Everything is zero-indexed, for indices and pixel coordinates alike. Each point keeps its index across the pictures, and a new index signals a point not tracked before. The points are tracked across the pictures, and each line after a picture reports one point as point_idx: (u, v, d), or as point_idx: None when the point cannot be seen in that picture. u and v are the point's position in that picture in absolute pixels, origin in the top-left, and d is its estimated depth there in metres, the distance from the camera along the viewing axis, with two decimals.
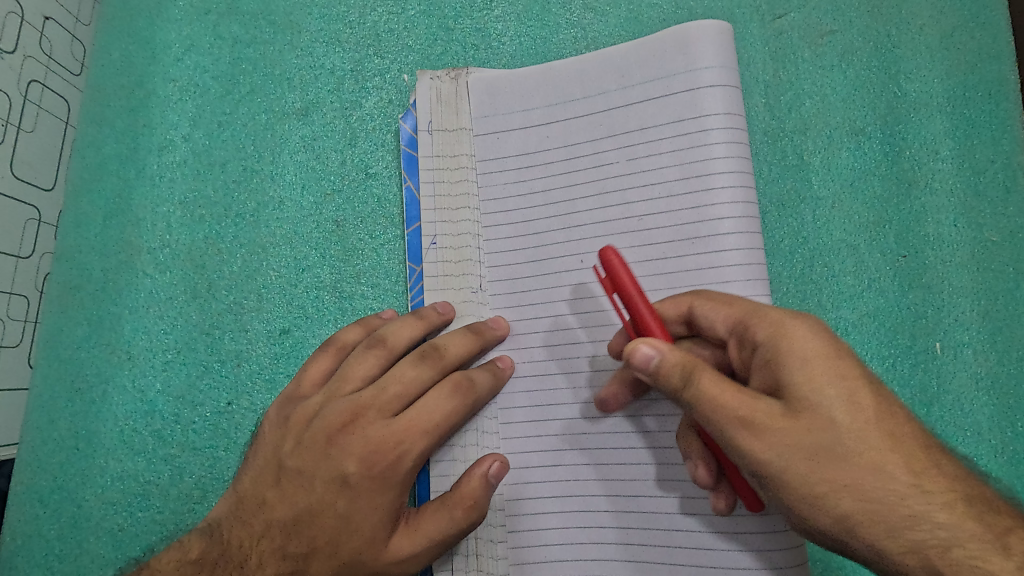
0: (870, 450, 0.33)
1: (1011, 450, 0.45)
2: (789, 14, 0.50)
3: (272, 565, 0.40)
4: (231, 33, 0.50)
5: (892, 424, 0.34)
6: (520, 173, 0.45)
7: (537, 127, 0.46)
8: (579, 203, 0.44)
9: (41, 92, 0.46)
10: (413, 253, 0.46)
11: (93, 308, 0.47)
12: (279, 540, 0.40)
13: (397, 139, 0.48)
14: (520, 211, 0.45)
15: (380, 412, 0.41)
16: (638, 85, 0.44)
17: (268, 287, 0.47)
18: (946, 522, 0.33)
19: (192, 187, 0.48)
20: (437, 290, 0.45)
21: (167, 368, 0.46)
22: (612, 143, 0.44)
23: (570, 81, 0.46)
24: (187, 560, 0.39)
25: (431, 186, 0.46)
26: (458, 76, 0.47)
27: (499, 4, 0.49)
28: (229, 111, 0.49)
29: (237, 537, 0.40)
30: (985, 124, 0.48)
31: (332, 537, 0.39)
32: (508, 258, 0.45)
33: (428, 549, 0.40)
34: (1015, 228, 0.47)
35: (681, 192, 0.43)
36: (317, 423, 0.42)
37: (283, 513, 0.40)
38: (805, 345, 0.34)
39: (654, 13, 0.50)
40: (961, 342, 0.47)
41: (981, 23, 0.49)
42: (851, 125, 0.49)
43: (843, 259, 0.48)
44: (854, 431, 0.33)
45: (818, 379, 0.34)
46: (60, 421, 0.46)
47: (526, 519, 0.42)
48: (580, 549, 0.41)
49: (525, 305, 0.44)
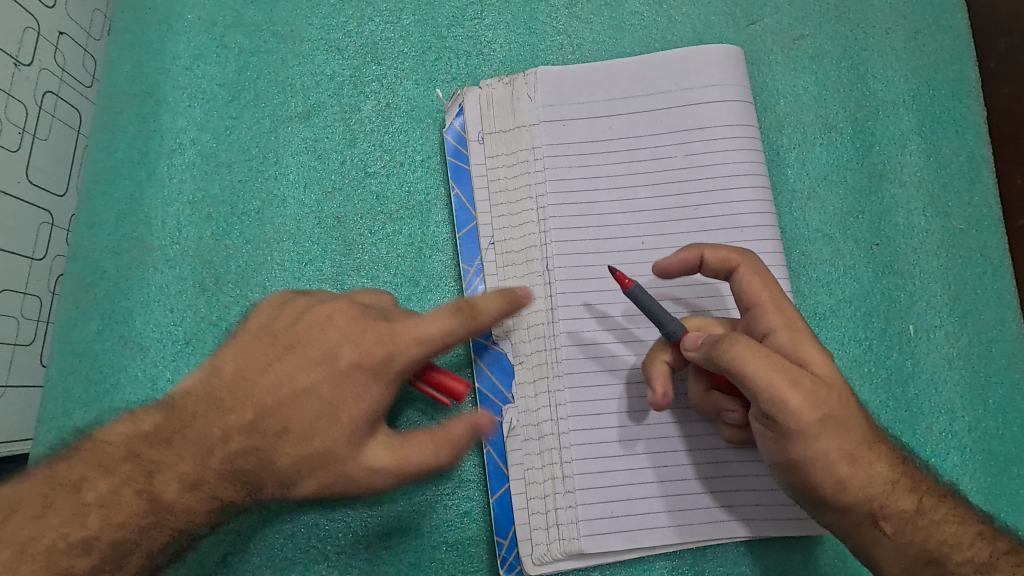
0: (855, 420, 0.37)
1: (984, 425, 0.48)
2: (763, 20, 0.53)
3: (235, 439, 0.39)
4: (236, 43, 0.52)
5: (858, 402, 0.38)
6: (585, 160, 0.48)
7: (600, 120, 0.49)
8: (639, 189, 0.48)
9: (56, 103, 0.49)
10: (470, 253, 0.49)
11: (106, 304, 0.49)
12: (248, 417, 0.40)
13: (442, 150, 0.51)
14: (585, 196, 0.48)
15: (342, 315, 0.41)
16: (695, 89, 0.49)
17: (273, 280, 0.49)
18: (889, 478, 0.38)
19: (200, 187, 0.51)
20: (500, 282, 0.48)
21: (177, 357, 0.48)
22: (671, 138, 0.48)
23: (631, 81, 0.49)
24: (134, 433, 0.40)
25: (488, 185, 0.49)
26: (513, 80, 0.49)
27: (489, 13, 0.52)
28: (235, 117, 0.51)
29: (196, 410, 0.40)
30: (949, 121, 0.52)
31: (311, 421, 0.39)
32: (574, 240, 0.47)
33: (402, 475, 0.40)
34: (980, 215, 0.50)
35: (730, 186, 0.47)
36: (304, 315, 0.42)
37: (251, 376, 0.40)
38: (804, 335, 0.38)
39: (636, 20, 0.53)
40: (934, 325, 0.49)
41: (941, 26, 0.53)
42: (823, 123, 0.52)
43: (819, 246, 0.51)
44: (847, 404, 0.37)
45: (816, 357, 0.38)
46: (75, 411, 0.48)
47: (568, 495, 0.45)
48: (612, 521, 0.45)
49: (586, 281, 0.47)
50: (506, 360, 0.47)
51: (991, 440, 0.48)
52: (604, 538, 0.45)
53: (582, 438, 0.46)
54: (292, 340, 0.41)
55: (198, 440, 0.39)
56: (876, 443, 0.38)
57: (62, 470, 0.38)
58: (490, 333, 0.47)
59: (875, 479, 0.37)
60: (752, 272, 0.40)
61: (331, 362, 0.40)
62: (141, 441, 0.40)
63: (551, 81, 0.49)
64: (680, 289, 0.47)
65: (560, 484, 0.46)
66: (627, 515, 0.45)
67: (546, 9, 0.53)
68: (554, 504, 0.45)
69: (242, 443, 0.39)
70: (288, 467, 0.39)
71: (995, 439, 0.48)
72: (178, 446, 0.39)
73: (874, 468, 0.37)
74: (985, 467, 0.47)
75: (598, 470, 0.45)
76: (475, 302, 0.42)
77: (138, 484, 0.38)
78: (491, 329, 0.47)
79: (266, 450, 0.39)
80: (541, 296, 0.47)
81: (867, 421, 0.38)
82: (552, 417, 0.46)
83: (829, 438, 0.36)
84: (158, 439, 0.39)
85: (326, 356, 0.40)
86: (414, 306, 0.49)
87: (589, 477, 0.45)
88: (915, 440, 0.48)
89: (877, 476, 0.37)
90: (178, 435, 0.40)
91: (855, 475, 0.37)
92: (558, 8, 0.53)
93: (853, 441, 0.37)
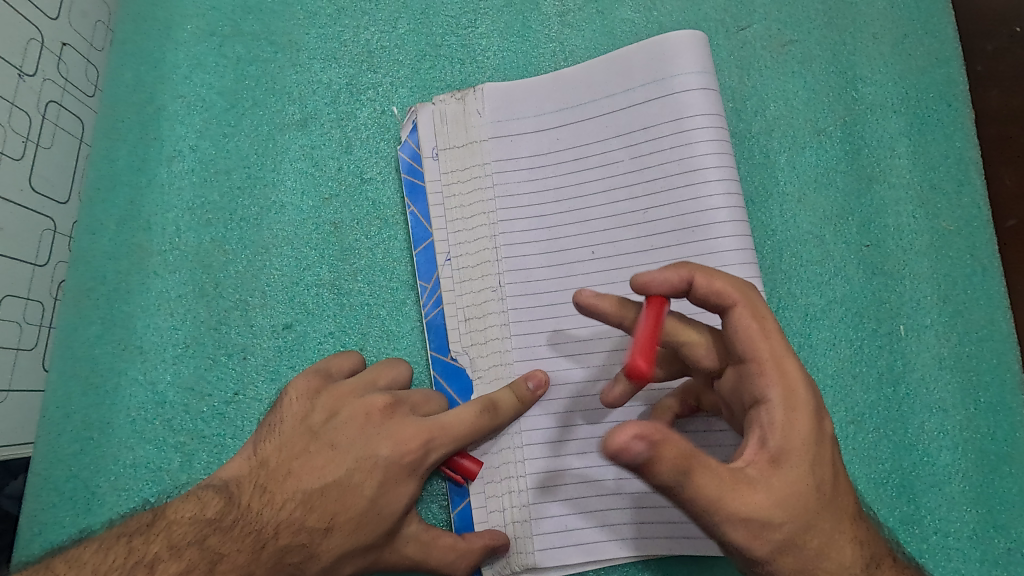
0: (823, 506, 0.34)
1: (976, 425, 0.48)
2: (751, 26, 0.54)
3: (286, 536, 0.41)
4: (235, 53, 0.54)
5: (836, 489, 0.35)
6: (534, 174, 0.49)
7: (548, 131, 0.49)
8: (588, 198, 0.47)
9: (58, 112, 0.50)
10: (425, 271, 0.49)
11: (106, 308, 0.50)
12: (299, 513, 0.42)
13: (397, 167, 0.51)
14: (534, 211, 0.48)
15: (382, 414, 0.44)
16: (640, 88, 0.47)
17: (272, 285, 0.50)
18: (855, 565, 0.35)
19: (199, 193, 0.52)
20: (457, 298, 0.49)
21: (177, 360, 0.49)
22: (618, 143, 0.47)
23: (577, 88, 0.49)
24: (200, 517, 0.40)
25: (443, 201, 0.50)
26: (464, 96, 0.50)
27: (482, 22, 0.53)
28: (235, 124, 0.53)
29: (252, 501, 0.42)
30: (937, 124, 0.52)
31: (354, 515, 0.42)
32: (527, 255, 0.48)
33: (446, 555, 0.44)
34: (968, 217, 0.51)
35: (680, 185, 0.45)
36: (352, 406, 0.44)
37: (298, 471, 0.43)
38: (797, 409, 0.35)
39: (626, 27, 0.54)
40: (925, 325, 0.50)
41: (928, 31, 0.53)
42: (812, 127, 0.53)
43: (810, 248, 0.51)
44: (824, 478, 0.35)
45: (798, 433, 0.35)
46: (75, 414, 0.49)
47: (526, 510, 0.46)
48: (567, 537, 0.45)
49: (540, 295, 0.47)
50: (464, 374, 0.48)
51: (983, 439, 0.48)
52: (561, 551, 0.45)
53: (536, 452, 0.46)
54: (333, 437, 0.44)
55: (253, 533, 0.41)
56: (851, 518, 0.36)
57: (140, 547, 0.38)
58: (449, 348, 0.48)
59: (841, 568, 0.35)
60: (748, 314, 0.37)
61: (373, 461, 0.43)
62: (208, 528, 0.40)
63: (499, 97, 0.50)
64: (635, 296, 0.46)
65: (518, 498, 0.46)
66: (584, 529, 0.45)
67: (538, 17, 0.53)
68: (512, 517, 0.46)
69: (291, 540, 0.41)
70: (330, 562, 0.42)
71: (987, 438, 0.48)
72: (238, 536, 0.40)
73: (845, 547, 0.35)
74: (978, 466, 0.48)
75: (550, 485, 0.46)
76: (495, 400, 0.45)
77: (202, 571, 0.38)
78: (449, 344, 0.48)
79: (311, 544, 0.41)
80: (496, 311, 0.48)
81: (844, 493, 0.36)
82: (509, 432, 0.47)
83: (795, 519, 0.34)
84: (221, 525, 0.40)
85: (371, 453, 0.43)
86: (410, 310, 0.50)
87: (545, 491, 0.46)
88: (907, 440, 0.48)
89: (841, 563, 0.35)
90: (237, 526, 0.41)
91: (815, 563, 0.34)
92: (550, 16, 0.53)
93: (823, 519, 0.35)
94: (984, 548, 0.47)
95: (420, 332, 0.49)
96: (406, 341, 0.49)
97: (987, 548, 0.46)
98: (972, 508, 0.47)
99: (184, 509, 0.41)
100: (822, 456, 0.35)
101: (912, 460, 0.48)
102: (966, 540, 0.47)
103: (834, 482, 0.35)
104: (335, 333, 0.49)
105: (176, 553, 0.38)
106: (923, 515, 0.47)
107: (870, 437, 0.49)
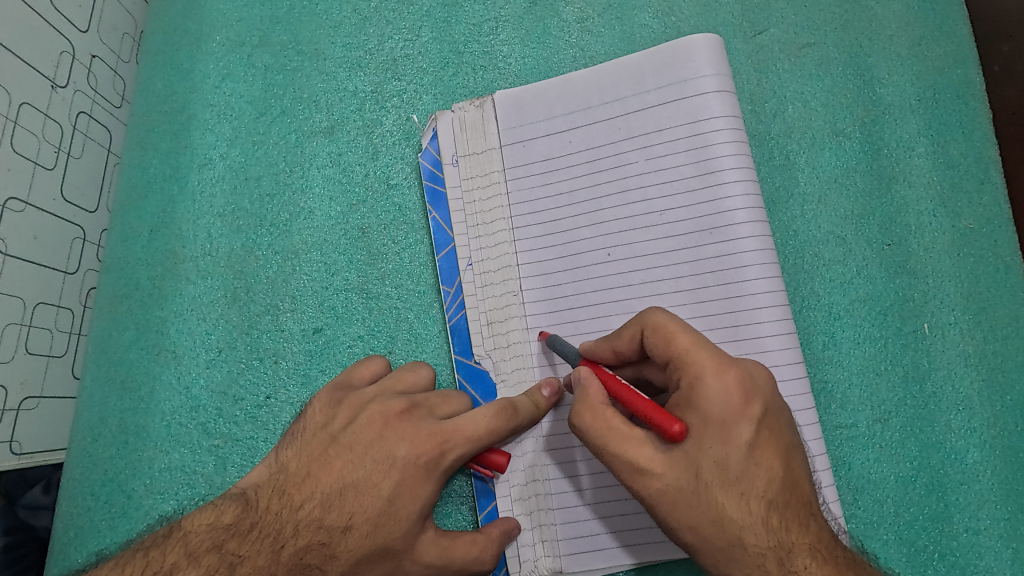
0: (728, 482, 0.37)
1: (1003, 421, 0.48)
2: (768, 30, 0.55)
3: (306, 536, 0.41)
4: (264, 62, 0.54)
5: (750, 469, 0.37)
6: (549, 178, 0.49)
7: (561, 135, 0.49)
8: (602, 201, 0.48)
9: (88, 123, 0.51)
10: (448, 276, 0.50)
11: (140, 314, 0.51)
12: (317, 513, 0.42)
13: (419, 175, 0.52)
14: (550, 214, 0.49)
15: (399, 416, 0.44)
16: (653, 91, 0.47)
17: (301, 290, 0.51)
18: (761, 542, 0.37)
19: (230, 200, 0.53)
20: (478, 303, 0.49)
21: (210, 365, 0.50)
22: (631, 145, 0.48)
23: (590, 93, 0.49)
24: (220, 524, 0.41)
25: (463, 208, 0.50)
26: (483, 102, 0.51)
27: (504, 29, 0.54)
28: (263, 132, 0.53)
29: (270, 504, 0.42)
30: (956, 124, 0.52)
31: (372, 516, 0.42)
32: (545, 259, 0.48)
33: (471, 550, 0.43)
34: (991, 215, 0.51)
35: (696, 187, 0.46)
36: (372, 408, 0.44)
37: (318, 473, 0.43)
38: (712, 395, 0.37)
39: (645, 33, 0.54)
40: (949, 322, 0.50)
41: (945, 31, 0.53)
42: (832, 128, 0.53)
43: (832, 248, 0.52)
44: (730, 454, 0.37)
45: (707, 415, 0.37)
46: (110, 419, 0.50)
47: (551, 513, 0.46)
48: (591, 540, 0.45)
49: (558, 298, 0.48)
50: (488, 377, 0.48)
51: (1011, 435, 0.48)
52: (586, 554, 0.45)
53: (559, 456, 0.46)
54: (353, 441, 0.44)
55: (272, 535, 0.41)
56: (771, 499, 0.37)
57: (157, 557, 0.40)
58: (472, 352, 0.49)
59: (746, 541, 0.37)
60: (652, 329, 0.39)
61: (390, 461, 0.43)
62: (226, 533, 0.41)
63: (514, 104, 0.50)
64: (654, 298, 0.46)
65: (543, 501, 0.46)
66: (609, 533, 0.45)
67: (558, 24, 0.54)
68: (538, 520, 0.46)
69: (312, 541, 0.41)
70: (348, 564, 0.41)
71: (1014, 435, 0.48)
72: (256, 539, 0.41)
73: (749, 522, 0.37)
74: (1007, 463, 0.48)
75: (577, 489, 0.46)
76: (513, 403, 0.44)
77: None
78: (473, 348, 0.49)
79: (331, 544, 0.41)
80: (518, 314, 0.48)
81: (763, 474, 0.37)
82: (533, 434, 0.47)
83: (686, 484, 0.37)
84: (239, 529, 0.41)
85: (387, 453, 0.43)
86: (437, 313, 0.50)
87: (569, 494, 0.46)
88: (935, 438, 0.48)
89: (744, 537, 0.37)
90: (255, 529, 0.41)
91: (719, 533, 0.37)
92: (569, 22, 0.54)
93: (723, 493, 0.37)
94: (1016, 545, 0.46)
95: (443, 336, 0.50)
96: (434, 344, 0.50)
97: (1019, 546, 0.46)
98: (1002, 505, 0.47)
99: (202, 518, 0.42)
100: (737, 439, 0.37)
101: (940, 458, 0.48)
102: (996, 538, 0.47)
103: (748, 462, 0.37)
104: (364, 336, 0.50)
105: (194, 561, 0.40)
106: (952, 513, 0.47)
107: (896, 435, 0.49)
